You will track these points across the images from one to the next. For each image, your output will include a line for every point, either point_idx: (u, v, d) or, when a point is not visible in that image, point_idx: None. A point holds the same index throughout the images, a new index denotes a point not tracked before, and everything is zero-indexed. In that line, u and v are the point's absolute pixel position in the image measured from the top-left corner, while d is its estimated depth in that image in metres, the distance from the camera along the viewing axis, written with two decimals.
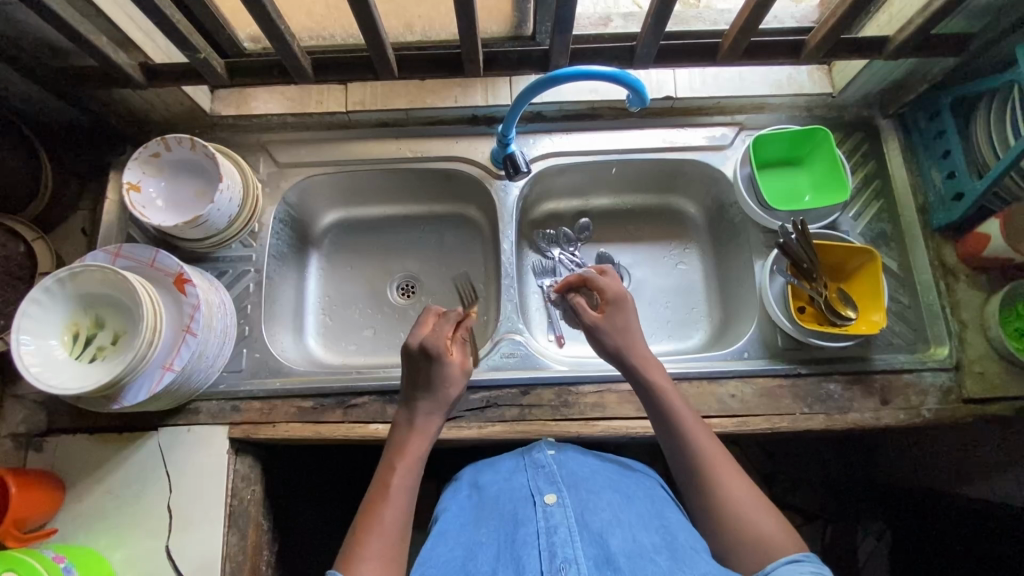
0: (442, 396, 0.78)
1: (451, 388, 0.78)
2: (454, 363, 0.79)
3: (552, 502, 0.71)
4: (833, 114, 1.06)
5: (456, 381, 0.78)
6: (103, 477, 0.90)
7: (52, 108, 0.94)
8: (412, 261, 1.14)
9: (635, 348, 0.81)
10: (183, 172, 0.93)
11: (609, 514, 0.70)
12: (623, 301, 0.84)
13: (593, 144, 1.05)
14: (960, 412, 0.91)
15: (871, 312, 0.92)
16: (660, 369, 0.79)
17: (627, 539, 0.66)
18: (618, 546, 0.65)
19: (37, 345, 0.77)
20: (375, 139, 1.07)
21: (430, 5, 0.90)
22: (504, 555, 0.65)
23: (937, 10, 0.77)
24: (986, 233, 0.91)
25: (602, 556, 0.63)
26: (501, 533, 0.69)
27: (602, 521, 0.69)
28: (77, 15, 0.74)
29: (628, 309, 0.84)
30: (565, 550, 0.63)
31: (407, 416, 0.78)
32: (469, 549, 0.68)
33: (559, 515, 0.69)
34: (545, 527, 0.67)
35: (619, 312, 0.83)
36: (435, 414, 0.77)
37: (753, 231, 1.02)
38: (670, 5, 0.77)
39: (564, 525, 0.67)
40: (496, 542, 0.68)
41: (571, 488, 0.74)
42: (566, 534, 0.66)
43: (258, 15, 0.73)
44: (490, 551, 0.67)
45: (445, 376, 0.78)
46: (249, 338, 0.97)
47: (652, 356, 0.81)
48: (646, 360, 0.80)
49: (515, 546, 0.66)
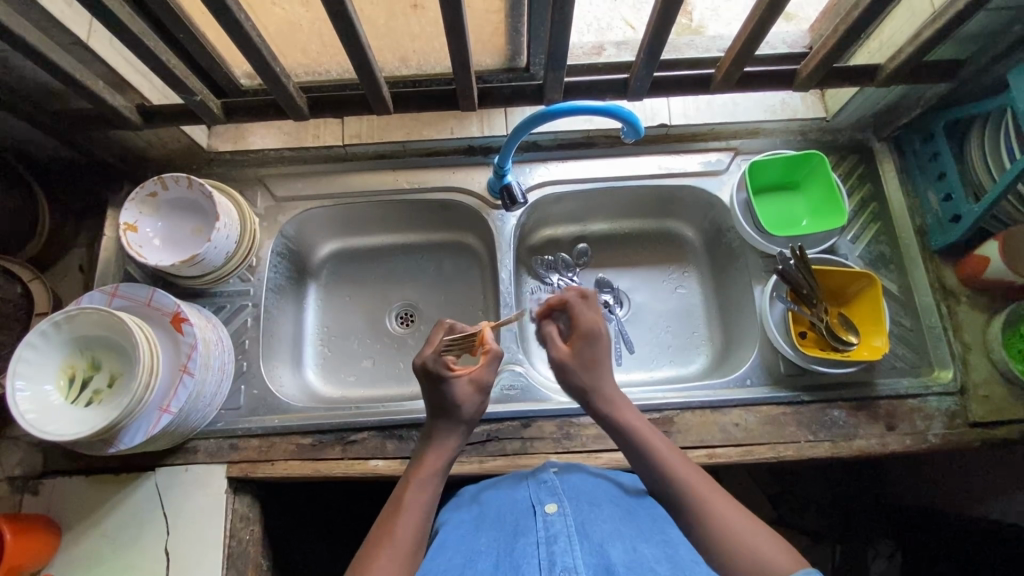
0: (455, 415, 0.75)
1: (463, 406, 0.75)
2: (461, 381, 0.75)
3: (553, 512, 0.69)
4: (827, 137, 1.07)
5: (468, 400, 0.75)
6: (100, 520, 0.89)
7: (51, 149, 0.94)
8: (411, 289, 1.14)
9: (601, 389, 0.78)
10: (180, 210, 0.93)
11: (610, 526, 0.68)
12: (597, 337, 0.80)
13: (589, 171, 1.06)
14: (966, 436, 0.90)
15: (872, 337, 0.91)
16: (631, 409, 0.77)
17: (627, 550, 0.64)
18: (618, 556, 0.62)
19: (32, 390, 0.76)
20: (372, 170, 1.07)
21: (425, 40, 0.90)
22: (502, 562, 0.63)
23: (927, 40, 0.77)
24: (985, 255, 0.90)
25: (602, 564, 0.61)
26: (501, 543, 0.66)
27: (604, 533, 0.66)
28: (73, 62, 0.74)
29: (602, 344, 0.80)
30: (564, 558, 0.61)
31: (428, 433, 0.76)
32: (467, 560, 0.65)
33: (560, 524, 0.66)
34: (545, 536, 0.65)
35: (591, 347, 0.79)
36: (454, 431, 0.75)
37: (752, 256, 1.02)
38: (663, 39, 0.78)
39: (565, 534, 0.65)
40: (495, 551, 0.65)
41: (571, 500, 0.73)
42: (565, 543, 0.63)
43: (253, 59, 0.74)
44: (489, 560, 0.64)
45: (453, 398, 0.75)
46: (247, 374, 0.96)
47: (620, 394, 0.78)
48: (614, 400, 0.77)
49: (514, 555, 0.63)
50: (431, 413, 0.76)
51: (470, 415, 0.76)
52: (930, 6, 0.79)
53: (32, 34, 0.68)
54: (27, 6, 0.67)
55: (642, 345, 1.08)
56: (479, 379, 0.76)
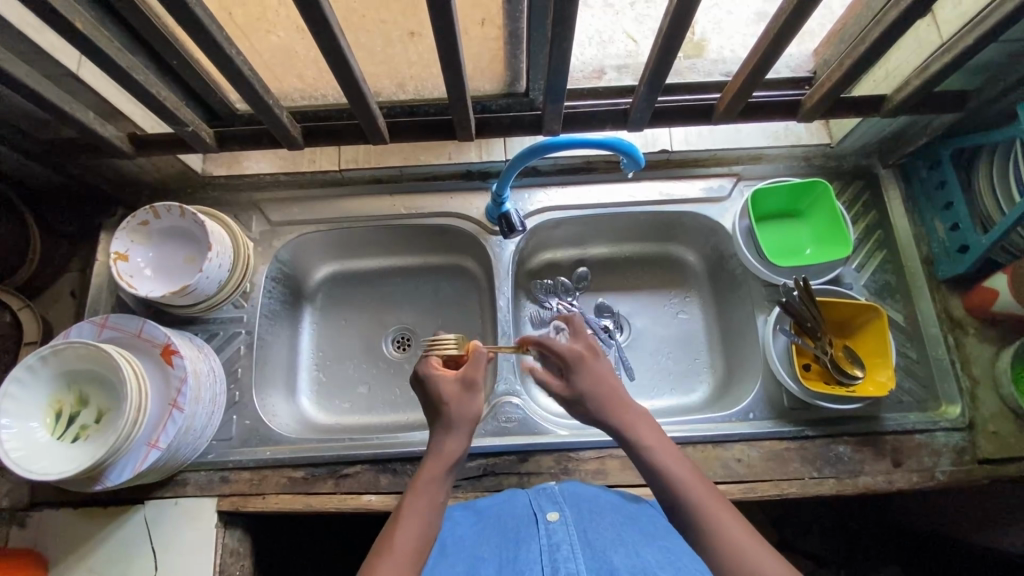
0: (444, 417, 0.70)
1: (455, 405, 0.69)
2: (452, 380, 0.71)
3: (555, 520, 0.67)
4: (832, 162, 1.05)
5: (454, 399, 0.70)
6: (88, 554, 0.87)
7: (42, 174, 0.93)
8: (408, 312, 1.12)
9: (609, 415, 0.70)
10: (172, 239, 0.92)
11: (612, 533, 0.65)
12: (586, 365, 0.72)
13: (589, 197, 1.04)
14: (975, 474, 0.88)
15: (878, 371, 0.89)
16: (648, 422, 0.70)
17: (629, 555, 0.61)
18: (620, 561, 0.59)
19: (18, 428, 0.75)
20: (368, 195, 1.06)
21: (421, 67, 0.88)
22: (504, 568, 0.60)
23: (933, 74, 0.76)
24: (993, 288, 0.88)
25: (605, 568, 0.58)
26: (503, 551, 0.64)
27: (606, 540, 0.64)
28: (63, 94, 0.73)
29: (593, 372, 0.72)
30: (567, 565, 0.59)
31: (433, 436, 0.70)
32: (471, 566, 0.63)
33: (562, 532, 0.64)
34: (548, 544, 0.63)
35: (583, 377, 0.72)
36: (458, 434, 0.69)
37: (754, 284, 1.00)
38: (665, 73, 0.76)
39: (567, 542, 0.63)
40: (497, 557, 0.63)
41: (574, 508, 0.71)
42: (568, 550, 0.61)
43: (244, 92, 0.72)
44: (491, 566, 0.62)
45: (443, 396, 0.70)
46: (239, 404, 0.95)
47: (630, 409, 0.71)
48: (630, 422, 0.70)
49: (517, 561, 0.61)
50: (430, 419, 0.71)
51: (467, 416, 0.69)
52: (937, 38, 0.77)
53: (20, 69, 0.67)
54: (16, 40, 0.66)
55: (643, 372, 1.06)
56: (468, 378, 0.70)
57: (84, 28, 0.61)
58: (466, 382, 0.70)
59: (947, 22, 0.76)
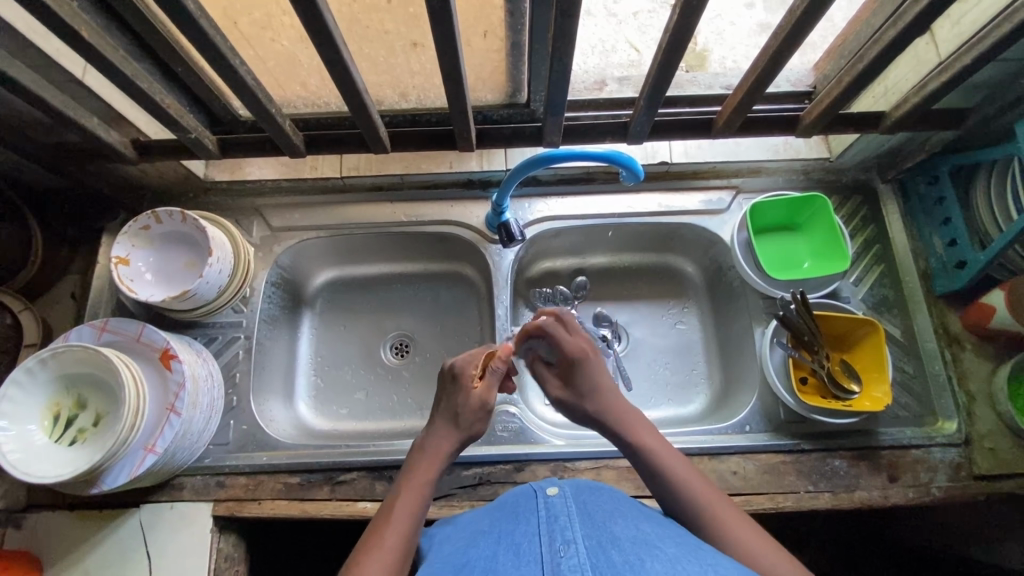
0: (450, 417, 0.77)
1: (466, 418, 0.77)
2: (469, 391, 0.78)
3: (554, 494, 0.67)
4: (831, 177, 1.05)
5: (470, 410, 0.77)
6: (81, 557, 0.87)
7: (45, 178, 0.93)
8: (407, 319, 1.12)
9: (609, 412, 0.77)
10: (173, 244, 0.92)
11: (610, 506, 0.65)
12: (584, 361, 0.80)
13: (588, 207, 1.05)
14: (971, 490, 0.87)
15: (875, 386, 0.89)
16: (650, 431, 0.76)
17: (630, 528, 0.60)
18: (623, 532, 0.59)
19: (15, 431, 0.75)
20: (370, 202, 1.06)
21: (424, 77, 0.88)
22: (502, 539, 0.60)
23: (931, 93, 0.76)
24: (991, 304, 0.88)
25: (606, 537, 0.57)
26: (501, 525, 0.64)
27: (605, 512, 0.63)
28: (67, 99, 0.74)
29: (589, 366, 0.80)
30: (564, 533, 0.58)
31: (420, 440, 0.77)
32: (469, 541, 0.63)
33: (560, 505, 0.63)
34: (547, 515, 0.62)
35: (580, 373, 0.80)
36: (447, 438, 0.76)
37: (752, 296, 1.01)
38: (663, 88, 0.77)
39: (565, 513, 0.62)
40: (495, 530, 0.63)
41: (572, 485, 0.70)
42: (566, 520, 0.60)
43: (247, 101, 0.73)
44: (490, 539, 0.62)
45: (460, 407, 0.77)
46: (236, 409, 0.95)
47: (630, 414, 0.77)
48: (629, 426, 0.76)
49: (514, 534, 0.60)
50: (434, 415, 0.79)
51: (471, 429, 0.77)
52: (935, 56, 0.78)
53: (26, 76, 0.68)
54: (22, 47, 0.67)
55: (641, 382, 1.06)
56: (483, 397, 0.78)
57: (89, 36, 0.62)
58: (482, 403, 0.78)
59: (945, 42, 0.77)
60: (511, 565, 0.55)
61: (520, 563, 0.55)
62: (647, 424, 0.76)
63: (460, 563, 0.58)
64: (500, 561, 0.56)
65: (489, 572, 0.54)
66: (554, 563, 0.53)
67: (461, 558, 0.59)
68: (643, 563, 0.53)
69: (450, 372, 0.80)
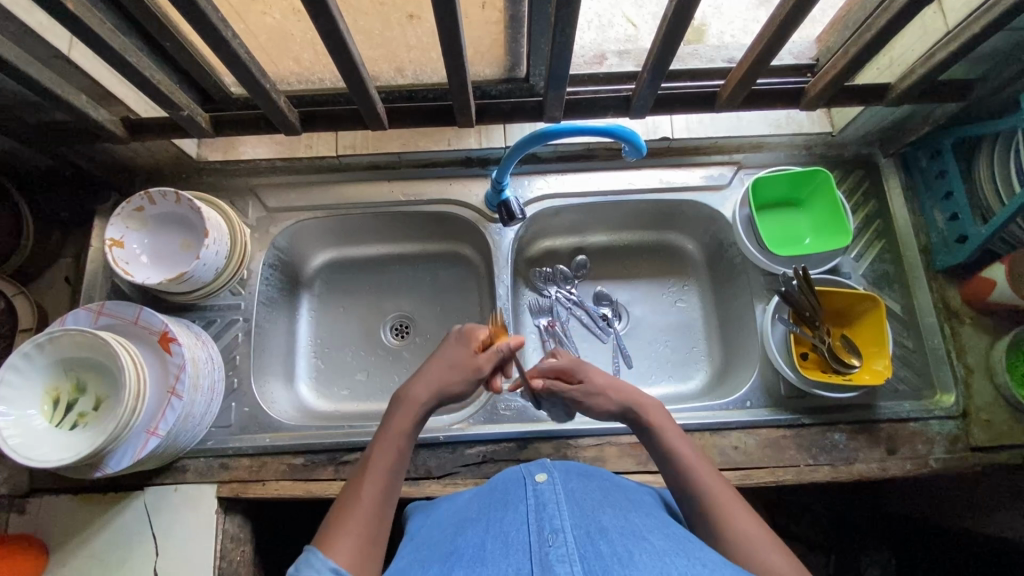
0: (439, 368, 0.77)
1: (451, 373, 0.77)
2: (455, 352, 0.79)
3: (543, 480, 0.67)
4: (833, 152, 1.05)
5: (457, 368, 0.78)
6: (86, 540, 0.87)
7: (33, 159, 0.91)
8: (406, 299, 1.11)
9: (628, 396, 0.79)
10: (168, 225, 0.91)
11: (598, 495, 0.66)
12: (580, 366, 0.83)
13: (589, 185, 1.04)
14: (967, 462, 0.89)
15: (875, 360, 0.90)
16: (662, 414, 0.77)
17: (619, 518, 0.61)
18: (610, 521, 0.60)
19: (16, 416, 0.74)
20: (366, 181, 1.05)
21: (421, 50, 0.86)
22: (491, 526, 0.61)
23: (938, 63, 0.75)
24: (991, 278, 0.88)
25: (593, 527, 0.58)
26: (489, 511, 0.65)
27: (593, 501, 0.64)
28: (54, 76, 0.72)
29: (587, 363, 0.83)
30: (553, 522, 0.58)
31: (400, 390, 0.76)
32: (458, 528, 0.64)
33: (548, 492, 0.64)
34: (535, 503, 0.62)
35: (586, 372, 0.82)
36: (426, 386, 0.76)
37: (753, 273, 1.00)
38: (667, 61, 0.75)
39: (554, 500, 0.62)
40: (484, 517, 0.64)
41: (562, 471, 0.71)
42: (554, 509, 0.61)
43: (240, 75, 0.71)
44: (478, 526, 0.62)
45: (452, 360, 0.79)
46: (238, 392, 0.94)
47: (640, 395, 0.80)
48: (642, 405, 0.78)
49: (503, 521, 0.61)
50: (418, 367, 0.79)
51: (451, 387, 0.77)
52: (943, 25, 0.77)
53: (11, 51, 0.66)
54: (5, 20, 0.65)
55: (641, 360, 1.06)
56: (477, 366, 0.79)
57: (76, 9, 0.60)
58: (475, 367, 0.78)
59: (954, 10, 0.75)
60: (499, 555, 0.55)
61: (509, 553, 0.56)
62: (655, 403, 0.78)
63: (449, 550, 0.59)
64: (488, 550, 0.57)
65: (478, 562, 0.55)
66: (543, 554, 0.54)
67: (449, 546, 0.60)
68: (632, 557, 0.53)
69: (460, 331, 0.83)
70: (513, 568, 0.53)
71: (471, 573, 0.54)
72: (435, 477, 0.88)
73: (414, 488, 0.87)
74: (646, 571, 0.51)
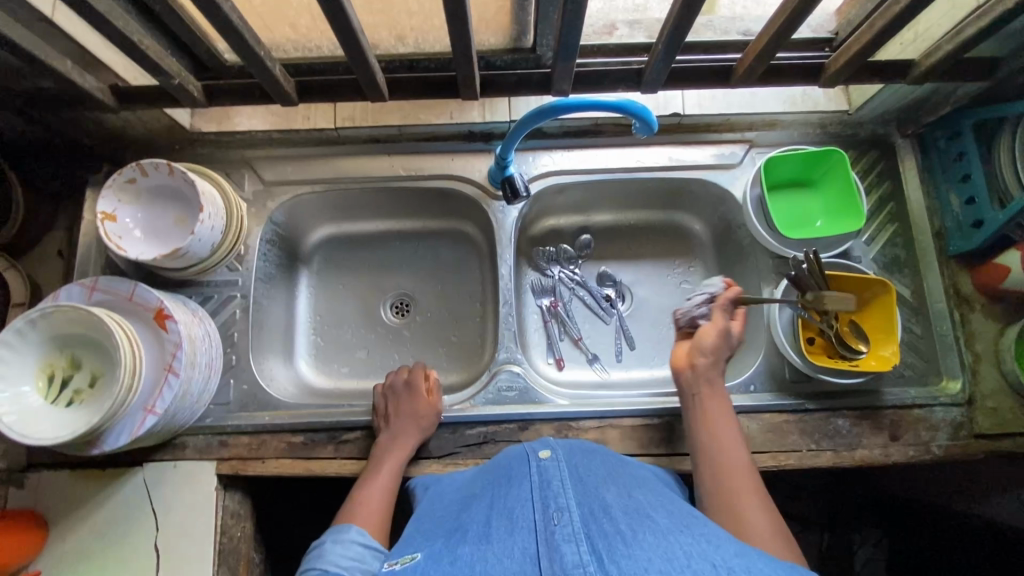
0: (415, 414, 0.86)
1: (420, 419, 0.86)
2: (420, 397, 0.88)
3: (546, 457, 0.67)
4: (848, 131, 1.01)
5: (422, 414, 0.87)
6: (86, 516, 0.87)
7: (19, 128, 0.88)
8: (406, 277, 1.09)
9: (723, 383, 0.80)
10: (162, 198, 0.88)
11: (603, 473, 0.65)
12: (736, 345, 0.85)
13: (595, 162, 1.00)
14: (970, 449, 0.89)
15: (882, 346, 0.89)
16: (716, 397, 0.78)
17: (623, 496, 0.60)
18: (614, 499, 0.59)
19: (10, 393, 0.73)
20: (364, 155, 1.01)
21: (422, 17, 0.82)
22: (495, 503, 0.61)
23: (967, 39, 0.72)
24: (1005, 264, 0.87)
25: (598, 505, 0.58)
26: (493, 488, 0.65)
27: (598, 479, 0.63)
28: (37, 41, 0.69)
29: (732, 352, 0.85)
30: (558, 500, 0.58)
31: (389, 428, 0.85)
32: (462, 505, 0.65)
33: (552, 469, 0.63)
34: (539, 480, 0.62)
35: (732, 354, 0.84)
36: (410, 428, 0.85)
37: (762, 255, 0.98)
38: (684, 33, 0.71)
39: (558, 477, 0.62)
40: (489, 493, 0.64)
41: (566, 448, 0.70)
42: (558, 486, 0.60)
43: (233, 43, 0.68)
44: (483, 503, 0.62)
45: (416, 407, 0.87)
46: (236, 368, 0.93)
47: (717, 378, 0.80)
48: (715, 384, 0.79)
49: (507, 498, 0.61)
50: (396, 408, 0.87)
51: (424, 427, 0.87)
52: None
53: None
54: None
55: (644, 342, 1.05)
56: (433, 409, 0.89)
57: None
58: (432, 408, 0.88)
59: None
60: (505, 533, 0.55)
61: (514, 531, 0.55)
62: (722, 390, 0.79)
63: (453, 527, 0.59)
64: (493, 527, 0.57)
65: (483, 540, 0.55)
66: (547, 532, 0.54)
67: (454, 522, 0.61)
68: (636, 535, 0.52)
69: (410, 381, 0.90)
70: (518, 549, 0.53)
71: (476, 550, 0.54)
72: (436, 457, 0.88)
73: (413, 467, 0.87)
74: (649, 549, 0.50)
